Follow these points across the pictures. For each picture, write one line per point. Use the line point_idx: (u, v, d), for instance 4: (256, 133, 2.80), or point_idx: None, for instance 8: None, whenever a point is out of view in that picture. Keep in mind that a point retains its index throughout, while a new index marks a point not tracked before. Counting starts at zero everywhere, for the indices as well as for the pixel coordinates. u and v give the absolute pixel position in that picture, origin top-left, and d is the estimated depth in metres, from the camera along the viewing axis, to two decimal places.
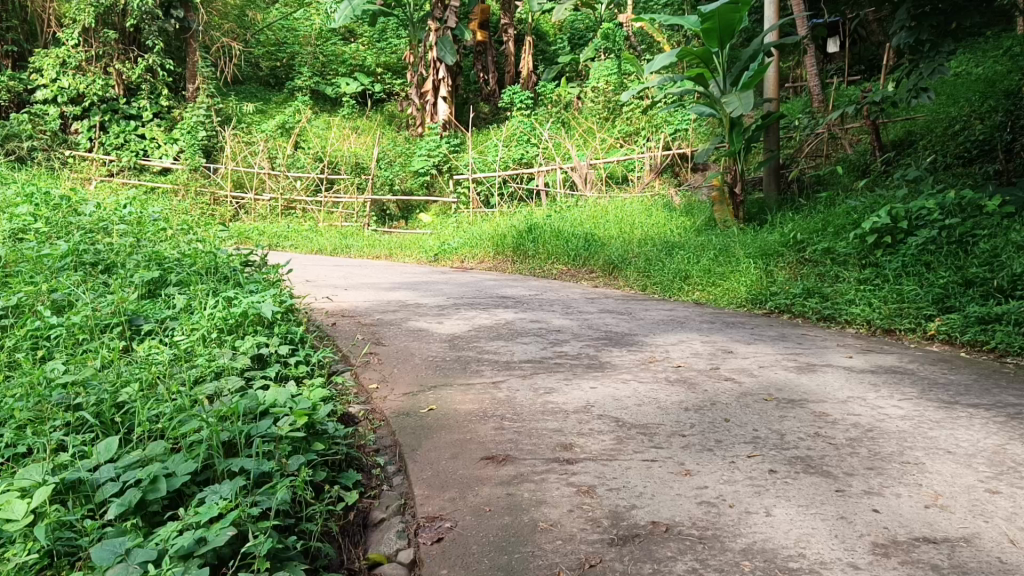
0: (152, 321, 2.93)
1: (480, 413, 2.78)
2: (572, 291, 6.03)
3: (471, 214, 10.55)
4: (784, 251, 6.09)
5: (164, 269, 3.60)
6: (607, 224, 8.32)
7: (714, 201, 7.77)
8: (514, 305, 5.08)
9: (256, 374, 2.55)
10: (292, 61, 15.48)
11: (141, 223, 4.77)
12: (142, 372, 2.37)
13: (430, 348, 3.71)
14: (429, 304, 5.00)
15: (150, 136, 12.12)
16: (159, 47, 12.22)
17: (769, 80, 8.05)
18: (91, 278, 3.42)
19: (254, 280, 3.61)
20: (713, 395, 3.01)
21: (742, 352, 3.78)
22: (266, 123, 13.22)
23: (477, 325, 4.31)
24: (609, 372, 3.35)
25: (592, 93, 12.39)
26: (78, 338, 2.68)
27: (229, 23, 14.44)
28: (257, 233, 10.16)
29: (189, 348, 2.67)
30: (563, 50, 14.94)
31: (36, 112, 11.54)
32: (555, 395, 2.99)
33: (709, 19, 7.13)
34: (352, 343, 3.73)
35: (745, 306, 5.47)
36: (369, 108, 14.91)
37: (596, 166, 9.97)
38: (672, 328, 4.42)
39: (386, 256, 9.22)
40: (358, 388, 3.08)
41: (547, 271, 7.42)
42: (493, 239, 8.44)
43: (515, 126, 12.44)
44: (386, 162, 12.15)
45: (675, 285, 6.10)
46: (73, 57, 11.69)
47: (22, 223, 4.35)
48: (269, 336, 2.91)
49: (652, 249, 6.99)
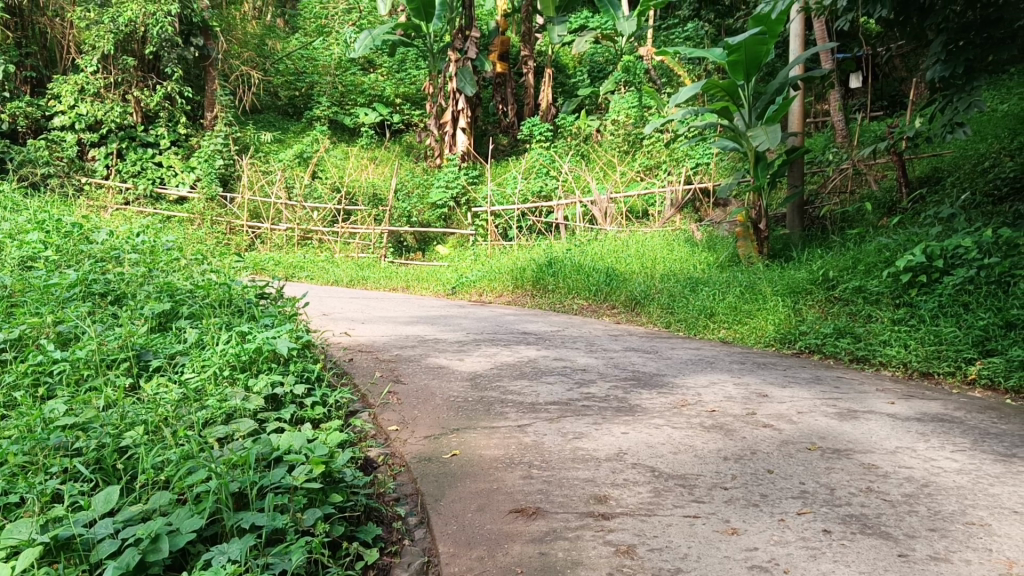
0: (162, 356, 2.79)
1: (506, 460, 2.61)
2: (595, 327, 5.87)
3: (489, 247, 10.46)
4: (813, 288, 5.92)
5: (175, 301, 3.46)
6: (629, 259, 8.18)
7: (738, 236, 7.60)
8: (536, 342, 4.92)
9: (270, 416, 2.42)
10: (310, 91, 15.53)
11: (153, 253, 4.65)
12: (148, 413, 2.24)
13: (452, 387, 3.56)
14: (450, 339, 4.86)
15: (166, 163, 12.13)
16: (179, 74, 12.29)
17: (794, 116, 7.93)
18: (99, 309, 3.29)
19: (269, 313, 3.47)
20: (753, 443, 2.83)
21: (778, 395, 3.59)
22: (284, 153, 13.22)
23: (499, 362, 4.15)
24: (639, 417, 3.17)
25: (612, 126, 12.33)
26: (82, 374, 2.54)
27: (248, 51, 14.51)
28: (273, 263, 10.09)
29: (199, 387, 2.53)
30: (583, 84, 14.88)
31: (53, 138, 11.56)
32: (585, 441, 2.82)
33: (735, 51, 7.00)
34: (370, 381, 3.58)
35: (773, 346, 5.29)
36: (387, 138, 14.89)
37: (616, 199, 9.86)
38: (702, 368, 4.24)
39: (404, 288, 9.10)
40: (377, 430, 2.92)
41: (568, 305, 7.27)
42: (512, 273, 8.30)
43: (535, 159, 12.35)
44: (404, 194, 12.07)
45: (700, 322, 5.92)
46: (91, 84, 11.73)
47: (31, 251, 4.27)
48: (284, 375, 2.76)
49: (676, 285, 6.84)
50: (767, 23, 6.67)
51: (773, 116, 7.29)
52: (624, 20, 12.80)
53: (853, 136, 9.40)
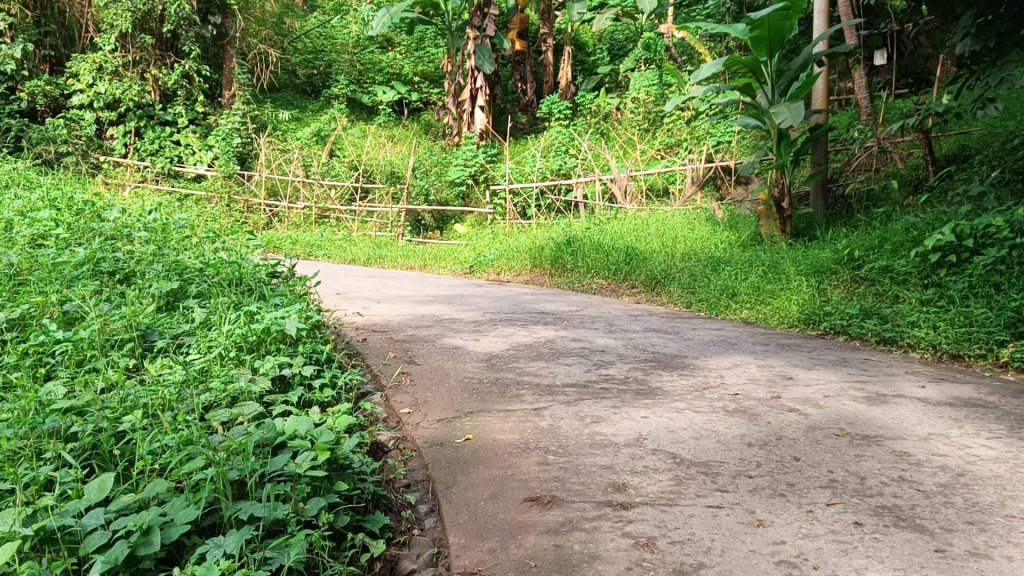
0: (168, 337, 2.71)
1: (520, 445, 2.52)
2: (614, 307, 5.75)
3: (507, 226, 10.34)
4: (838, 268, 5.77)
5: (184, 280, 3.37)
6: (648, 237, 8.05)
7: (760, 215, 7.44)
8: (554, 322, 4.81)
9: (277, 399, 2.34)
10: (328, 70, 15.39)
11: (165, 231, 4.58)
12: (150, 396, 2.16)
13: (466, 368, 3.47)
14: (465, 319, 4.76)
15: (184, 142, 12.07)
16: (196, 53, 12.20)
17: (818, 92, 7.74)
18: (107, 288, 3.22)
19: (280, 292, 3.38)
20: (778, 429, 2.71)
21: (803, 378, 3.47)
22: (302, 131, 13.12)
23: (515, 343, 4.05)
24: (659, 400, 3.07)
25: (632, 104, 12.13)
26: (84, 355, 2.47)
27: (266, 29, 14.40)
28: (290, 242, 10.02)
29: (204, 369, 2.45)
30: (603, 61, 14.65)
31: (72, 117, 11.53)
32: (603, 425, 2.72)
33: (758, 27, 6.82)
34: (383, 361, 3.50)
35: (797, 327, 5.16)
36: (405, 116, 14.75)
37: (636, 177, 9.71)
38: (724, 350, 4.12)
39: (421, 267, 9.01)
40: (388, 413, 2.84)
41: (586, 285, 7.15)
42: (531, 252, 8.18)
43: (554, 137, 12.19)
44: (421, 172, 11.94)
45: (722, 303, 5.79)
46: (109, 62, 11.65)
47: (43, 229, 4.20)
48: (293, 356, 2.68)
49: (697, 264, 6.70)
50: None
51: (796, 93, 7.11)
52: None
53: (880, 113, 9.17)
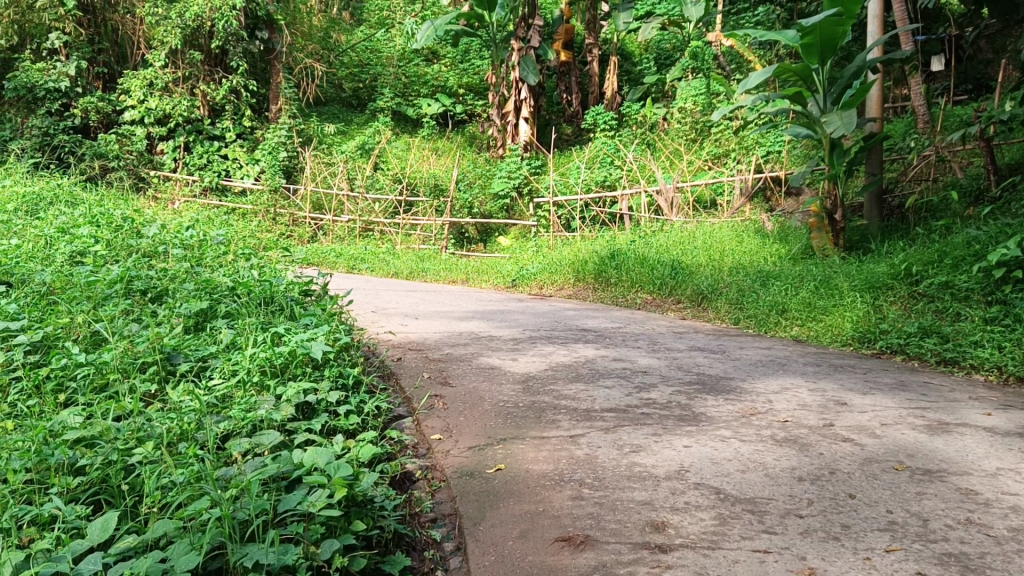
0: (193, 360, 2.64)
1: (553, 477, 2.38)
2: (659, 324, 5.58)
3: (551, 238, 10.22)
4: (894, 283, 5.53)
5: (215, 299, 3.31)
6: (695, 251, 7.85)
7: (812, 227, 7.22)
8: (595, 340, 4.67)
9: (300, 427, 2.24)
10: (374, 83, 15.45)
11: (202, 247, 4.55)
12: (167, 426, 2.09)
13: (502, 391, 3.34)
14: (504, 336, 4.64)
15: (232, 156, 12.19)
16: (244, 68, 12.34)
17: (873, 100, 7.49)
18: (137, 307, 3.17)
19: (311, 312, 3.29)
20: (830, 462, 2.54)
21: (858, 404, 3.27)
22: (347, 144, 13.18)
23: (554, 363, 3.92)
24: (703, 427, 2.91)
25: (678, 114, 11.94)
26: (107, 379, 2.41)
27: (313, 44, 14.54)
28: (335, 256, 10.03)
29: (227, 395, 2.37)
30: (649, 71, 14.45)
31: (124, 133, 11.76)
32: (643, 456, 2.57)
33: (809, 33, 6.63)
34: (416, 383, 3.39)
35: (851, 345, 4.94)
36: (449, 129, 14.72)
37: (682, 189, 9.52)
38: (773, 371, 3.93)
39: (464, 281, 8.93)
40: (418, 440, 2.73)
41: (630, 300, 6.98)
42: (574, 265, 8.03)
43: (599, 148, 12.05)
44: (465, 184, 11.85)
45: (771, 319, 5.59)
46: (160, 78, 11.87)
47: (81, 245, 4.19)
48: (318, 381, 2.59)
49: (746, 279, 6.50)
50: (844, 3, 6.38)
51: (849, 101, 6.88)
52: (692, 4, 12.30)
53: (938, 121, 8.87)
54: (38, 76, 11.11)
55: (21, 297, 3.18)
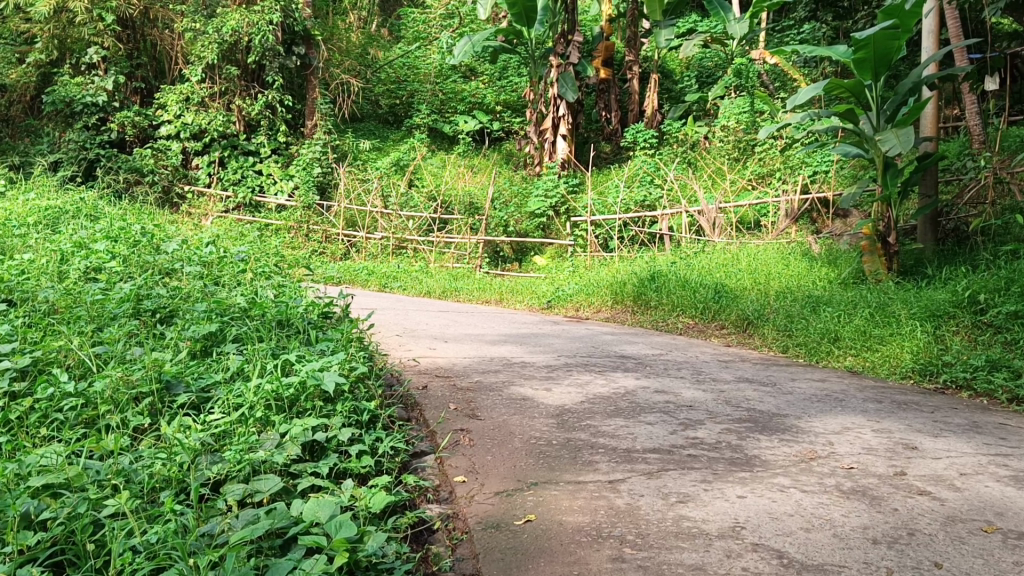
0: (193, 390, 2.41)
1: (590, 532, 2.09)
2: (703, 352, 5.26)
3: (587, 259, 9.92)
4: (957, 311, 5.20)
5: (225, 321, 3.08)
6: (739, 274, 7.53)
7: (863, 250, 6.84)
8: (635, 369, 4.37)
9: (305, 470, 2.00)
10: (410, 99, 15.31)
11: (221, 264, 4.35)
12: (153, 469, 1.86)
13: (534, 425, 3.06)
14: (538, 363, 4.36)
15: (267, 172, 12.10)
16: (280, 83, 12.25)
17: (928, 118, 7.14)
18: (143, 331, 2.96)
19: (328, 337, 3.05)
20: (907, 520, 2.22)
21: (930, 449, 2.94)
22: (381, 161, 13.06)
23: (591, 394, 3.63)
24: (759, 474, 2.59)
25: (721, 132, 11.64)
26: (97, 412, 2.21)
27: (350, 59, 14.44)
28: (367, 274, 9.84)
29: (225, 432, 2.13)
30: (690, 88, 14.12)
31: (160, 147, 11.76)
32: (691, 508, 2.27)
33: (863, 47, 6.33)
34: (441, 415, 3.12)
35: (911, 378, 4.64)
36: (486, 146, 14.49)
37: (725, 210, 9.20)
38: (830, 408, 3.60)
39: (497, 301, 8.70)
40: (439, 482, 2.46)
41: (671, 324, 6.66)
42: (611, 287, 7.71)
43: (638, 166, 11.77)
44: (501, 203, 11.55)
45: (823, 348, 5.27)
46: (196, 93, 11.86)
47: (97, 261, 4.01)
48: (329, 417, 2.34)
49: (794, 304, 6.16)
50: (900, 15, 6.03)
51: (904, 119, 6.55)
52: (735, 21, 12.07)
53: (996, 141, 8.52)
54: (76, 90, 11.16)
55: (20, 316, 3.00)
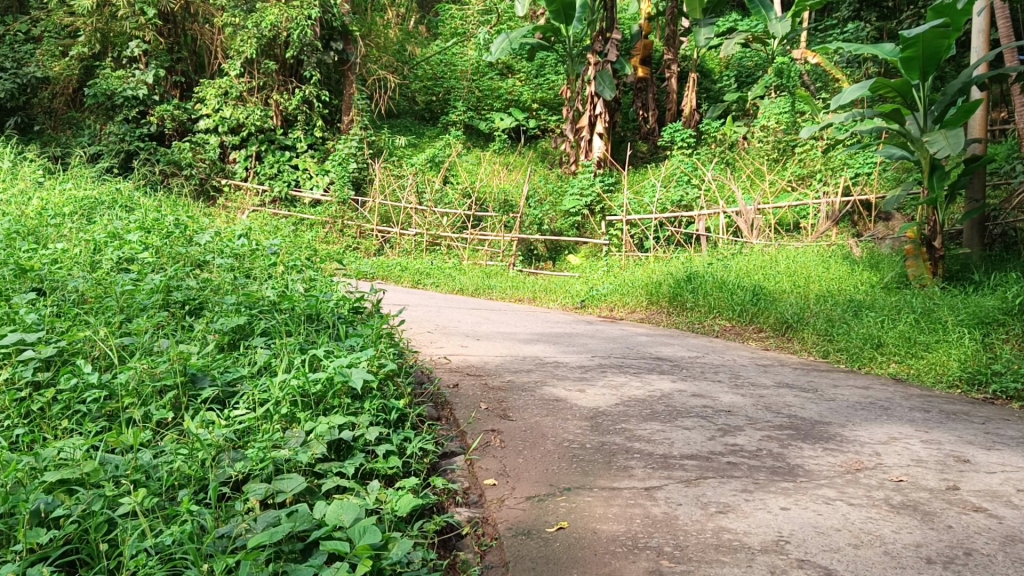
0: (218, 383, 2.36)
1: (625, 542, 2.00)
2: (740, 355, 5.12)
3: (622, 259, 9.78)
4: (1007, 319, 5.02)
5: (254, 314, 3.03)
6: (778, 275, 7.36)
7: (907, 254, 6.69)
8: (671, 371, 4.26)
9: (330, 469, 1.93)
10: (447, 96, 15.26)
11: (253, 256, 4.32)
12: (173, 466, 1.82)
13: (568, 427, 2.97)
14: (571, 363, 4.27)
15: (303, 166, 12.13)
16: (317, 78, 12.27)
17: (977, 120, 6.92)
18: (172, 322, 2.93)
19: (358, 332, 2.99)
20: (963, 538, 2.10)
21: (983, 462, 2.80)
22: (417, 157, 13.01)
23: (626, 397, 3.53)
24: (803, 485, 2.48)
25: (760, 132, 11.43)
26: (120, 405, 2.19)
27: (388, 55, 14.43)
28: (400, 270, 9.80)
29: (249, 428, 2.08)
30: (729, 88, 13.90)
31: (198, 141, 11.86)
32: (731, 519, 2.17)
33: (910, 46, 6.14)
34: (472, 415, 3.04)
35: (959, 388, 4.48)
36: (521, 144, 14.38)
37: (764, 211, 9.03)
38: (876, 417, 3.46)
39: (531, 300, 8.61)
40: (468, 485, 2.38)
41: (707, 326, 6.52)
42: (647, 287, 7.58)
43: (675, 166, 11.60)
44: (536, 201, 11.45)
45: (865, 353, 5.11)
46: (234, 87, 11.90)
47: (129, 252, 4.00)
48: (356, 415, 2.27)
49: (835, 308, 6.00)
50: (952, 14, 5.85)
51: (952, 119, 6.34)
52: (776, 21, 11.84)
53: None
54: (117, 83, 11.28)
55: (49, 305, 2.99)
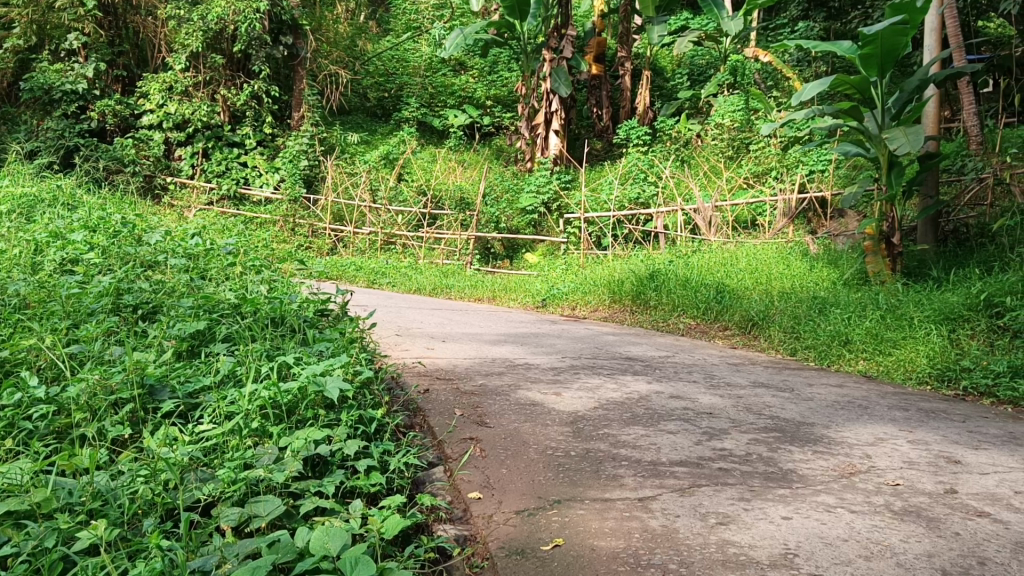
0: (179, 395, 2.18)
1: (627, 560, 1.87)
2: (710, 354, 5.04)
3: (581, 257, 9.70)
4: (971, 315, 5.02)
5: (214, 318, 2.84)
6: (739, 273, 7.33)
7: (866, 250, 6.64)
8: (644, 372, 4.15)
9: (309, 489, 1.76)
10: (399, 92, 15.02)
11: (207, 257, 4.10)
12: (134, 493, 1.66)
13: (549, 434, 2.83)
14: (542, 365, 4.14)
15: (252, 163, 11.81)
16: (266, 73, 11.93)
17: (930, 118, 6.95)
18: (124, 328, 2.73)
19: (327, 337, 2.82)
20: (973, 547, 2.01)
21: (975, 463, 2.74)
22: (370, 154, 12.76)
23: (604, 399, 3.41)
24: (800, 491, 2.37)
25: (715, 130, 11.42)
26: (71, 421, 2.01)
27: (338, 50, 14.16)
28: (354, 270, 9.55)
29: (216, 446, 1.91)
30: (682, 85, 13.91)
31: (141, 137, 11.45)
32: (733, 531, 2.05)
33: (870, 42, 6.10)
34: (448, 422, 2.89)
35: (929, 384, 4.46)
36: (476, 141, 14.23)
37: (722, 208, 9.02)
38: (857, 416, 3.39)
39: (490, 299, 8.45)
40: (452, 500, 2.23)
41: (671, 325, 6.45)
42: (609, 285, 7.48)
43: (632, 164, 11.53)
44: (492, 199, 11.29)
45: (834, 351, 5.08)
46: (180, 82, 11.54)
47: (74, 253, 3.75)
48: (332, 427, 2.10)
49: (800, 305, 5.97)
50: (910, 10, 5.84)
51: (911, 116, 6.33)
52: (729, 18, 11.85)
53: (995, 142, 8.38)
54: (55, 77, 10.81)
55: None
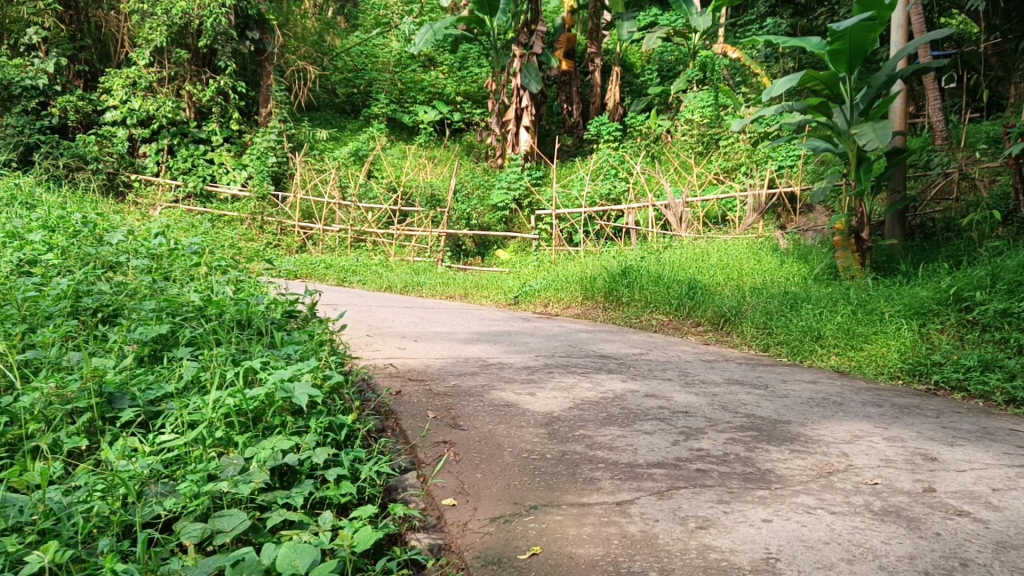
0: (140, 403, 2.11)
1: (607, 568, 1.82)
2: (683, 351, 5.02)
3: (553, 253, 9.67)
4: (940, 309, 5.04)
5: (178, 321, 2.75)
6: (711, 269, 7.32)
7: (835, 245, 6.65)
8: (619, 370, 4.12)
9: (276, 501, 1.70)
10: (368, 88, 14.89)
11: (171, 256, 4.00)
12: (90, 509, 1.59)
13: (524, 435, 2.78)
14: (516, 364, 4.08)
15: (218, 160, 11.61)
16: (232, 68, 11.74)
17: (897, 112, 6.99)
18: (82, 332, 2.64)
19: (295, 340, 2.75)
20: (955, 547, 1.99)
21: (951, 460, 2.73)
22: (339, 151, 12.64)
23: (579, 399, 3.36)
24: (779, 493, 2.34)
25: (685, 125, 11.43)
26: (24, 433, 1.93)
27: (305, 46, 14.01)
28: (323, 268, 9.43)
29: (179, 457, 1.84)
30: (652, 81, 13.92)
31: (105, 134, 11.20)
32: (714, 535, 2.01)
33: (837, 39, 6.11)
34: (421, 425, 2.82)
35: (900, 379, 4.47)
36: (446, 137, 14.16)
37: (692, 204, 9.02)
38: (832, 413, 3.37)
39: (462, 297, 8.38)
40: (425, 507, 2.16)
41: (643, 321, 6.42)
42: (581, 282, 7.45)
43: (603, 160, 11.52)
44: (463, 195, 11.21)
45: (806, 346, 5.09)
46: (143, 78, 11.33)
47: (31, 254, 3.63)
48: (301, 434, 2.04)
49: (772, 300, 5.97)
50: (878, 7, 5.87)
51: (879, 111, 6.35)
52: (697, 14, 11.85)
53: (960, 137, 8.46)
54: (14, 72, 10.56)
55: None
